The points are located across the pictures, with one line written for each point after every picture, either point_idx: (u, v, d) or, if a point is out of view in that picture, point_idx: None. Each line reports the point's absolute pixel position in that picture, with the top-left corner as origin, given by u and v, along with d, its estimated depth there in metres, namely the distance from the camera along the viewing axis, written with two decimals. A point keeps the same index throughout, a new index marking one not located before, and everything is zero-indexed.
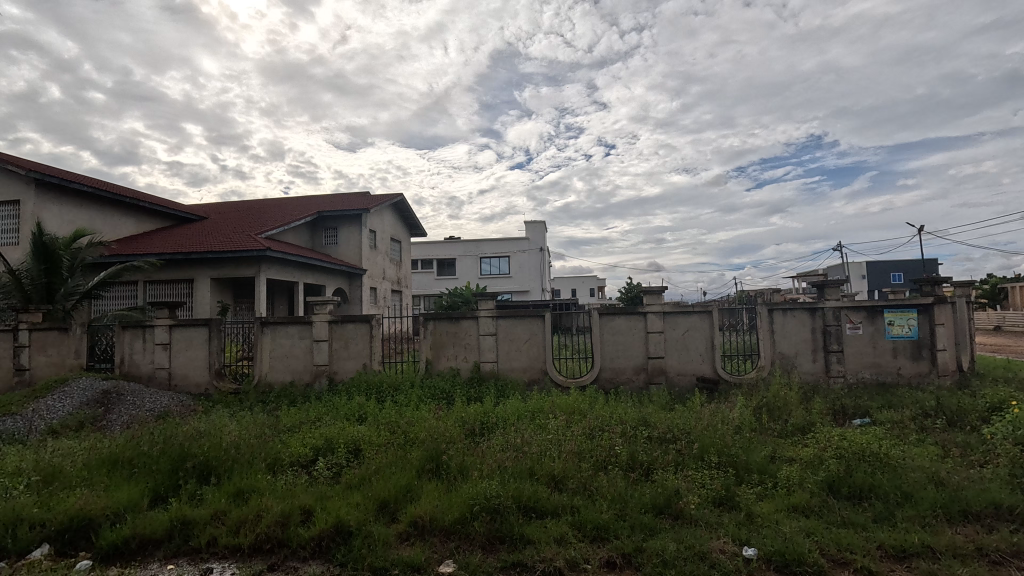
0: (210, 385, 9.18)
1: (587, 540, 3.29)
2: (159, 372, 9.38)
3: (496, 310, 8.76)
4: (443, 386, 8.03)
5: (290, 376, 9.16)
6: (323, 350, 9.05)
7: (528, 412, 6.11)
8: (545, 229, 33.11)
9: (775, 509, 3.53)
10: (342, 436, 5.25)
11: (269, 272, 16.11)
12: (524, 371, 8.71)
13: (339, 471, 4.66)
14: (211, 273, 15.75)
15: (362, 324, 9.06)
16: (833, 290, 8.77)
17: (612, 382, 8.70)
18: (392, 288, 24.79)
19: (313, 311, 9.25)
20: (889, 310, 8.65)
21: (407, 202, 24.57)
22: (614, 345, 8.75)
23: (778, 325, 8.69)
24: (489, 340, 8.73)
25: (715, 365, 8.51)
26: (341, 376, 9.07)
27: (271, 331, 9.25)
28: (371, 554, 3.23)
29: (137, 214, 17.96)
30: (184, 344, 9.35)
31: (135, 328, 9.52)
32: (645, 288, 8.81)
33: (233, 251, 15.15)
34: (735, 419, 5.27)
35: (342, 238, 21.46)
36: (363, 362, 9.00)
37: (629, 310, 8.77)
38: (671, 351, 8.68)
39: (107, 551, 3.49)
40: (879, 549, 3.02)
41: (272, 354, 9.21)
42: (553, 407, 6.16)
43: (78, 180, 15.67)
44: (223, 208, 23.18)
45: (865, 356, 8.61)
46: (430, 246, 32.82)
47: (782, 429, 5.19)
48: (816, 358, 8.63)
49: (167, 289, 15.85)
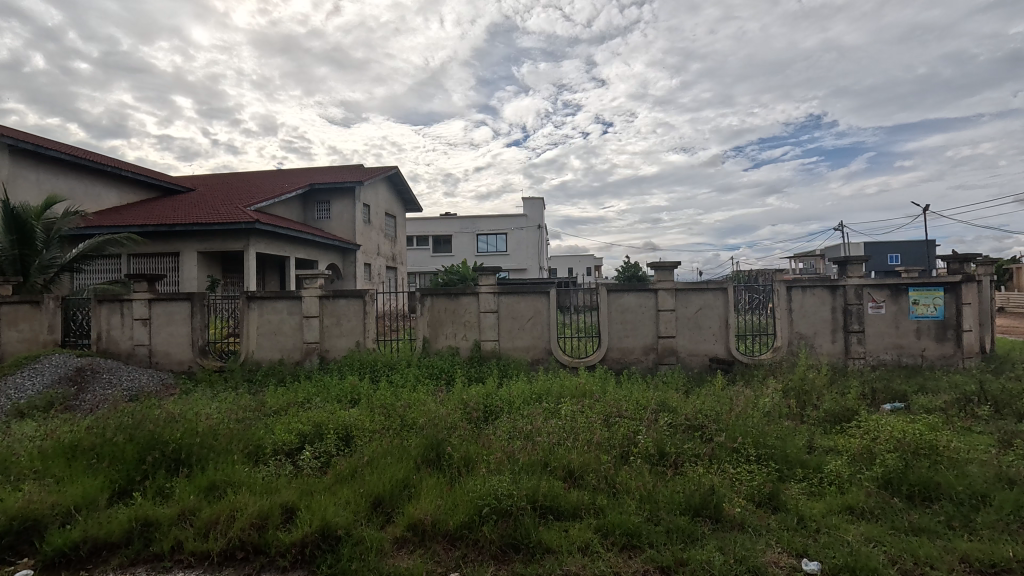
0: (194, 363, 8.66)
1: (617, 549, 2.82)
2: (139, 349, 8.82)
3: (498, 286, 8.22)
4: (442, 365, 7.55)
5: (278, 354, 8.63)
6: (314, 327, 8.52)
7: (536, 395, 5.62)
8: (543, 206, 32.39)
9: (827, 511, 3.08)
10: (332, 421, 4.78)
11: (258, 246, 15.44)
12: (527, 350, 8.20)
13: (327, 462, 4.18)
14: (198, 247, 15.08)
15: (355, 300, 8.51)
16: (857, 267, 8.26)
17: (620, 363, 8.22)
18: (387, 264, 24.16)
19: (303, 285, 8.68)
20: (915, 289, 8.16)
21: (402, 176, 23.74)
22: (622, 324, 8.25)
23: (797, 303, 8.21)
24: (490, 317, 8.20)
25: (728, 345, 8.04)
26: (333, 355, 8.55)
27: (257, 306, 8.68)
28: (363, 565, 2.75)
29: (119, 184, 17.15)
30: (165, 320, 8.79)
31: (111, 303, 8.92)
32: (657, 263, 8.24)
33: (221, 223, 14.47)
34: (763, 403, 4.83)
35: (336, 212, 20.73)
36: (356, 340, 8.47)
37: (639, 286, 8.24)
38: (683, 330, 8.20)
39: (51, 559, 2.98)
40: (962, 563, 2.57)
41: (259, 331, 8.67)
42: (563, 390, 5.68)
43: (54, 147, 14.84)
44: (211, 180, 22.31)
45: (887, 336, 8.16)
46: (425, 222, 32.12)
47: (816, 413, 4.74)
48: (836, 339, 8.17)
49: (152, 263, 15.19)
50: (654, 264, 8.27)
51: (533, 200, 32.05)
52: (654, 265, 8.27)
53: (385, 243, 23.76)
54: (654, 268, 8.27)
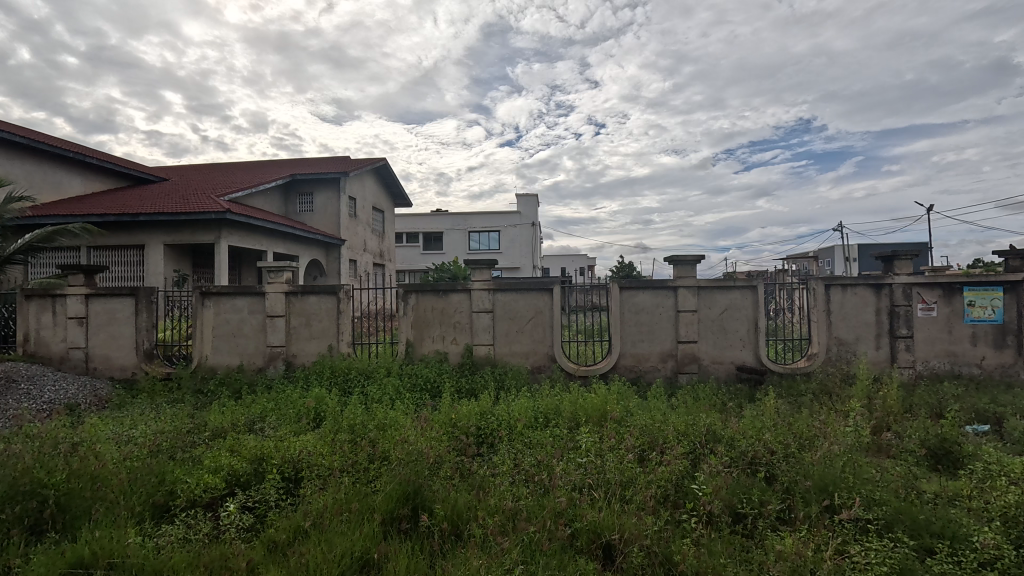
0: (138, 370, 7.40)
1: None
2: (74, 353, 7.56)
3: (494, 282, 7.08)
4: (427, 374, 6.39)
5: (237, 359, 7.42)
6: (279, 328, 7.33)
7: (542, 417, 4.51)
8: (537, 203, 31.30)
9: None
10: (278, 455, 3.67)
11: (231, 238, 14.18)
12: (526, 356, 7.04)
13: (262, 518, 3.05)
14: (163, 238, 13.78)
15: (328, 296, 7.33)
16: (905, 263, 7.22)
17: (634, 371, 7.10)
18: (374, 261, 22.88)
19: (267, 280, 7.48)
20: (970, 289, 7.11)
21: (390, 168, 22.53)
22: (636, 326, 7.14)
23: (836, 304, 7.15)
24: (484, 318, 7.06)
25: (759, 352, 6.95)
26: (301, 361, 7.36)
27: (213, 303, 7.47)
28: None
29: (81, 171, 15.81)
30: (105, 319, 7.54)
31: (42, 299, 7.66)
32: (676, 256, 7.14)
33: (189, 214, 13.17)
34: (837, 433, 3.78)
35: (319, 204, 19.46)
36: (328, 344, 7.29)
37: (656, 284, 7.13)
38: (706, 334, 7.09)
39: None
40: None
41: (216, 332, 7.45)
42: (577, 410, 4.57)
43: (6, 128, 13.45)
44: (186, 171, 20.90)
45: (939, 342, 7.11)
46: (415, 219, 30.90)
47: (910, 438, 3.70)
48: (881, 345, 7.12)
49: (113, 256, 13.88)
50: (672, 258, 7.20)
51: (526, 198, 31.00)
52: (672, 259, 7.19)
53: (371, 238, 22.46)
54: (673, 263, 7.19)
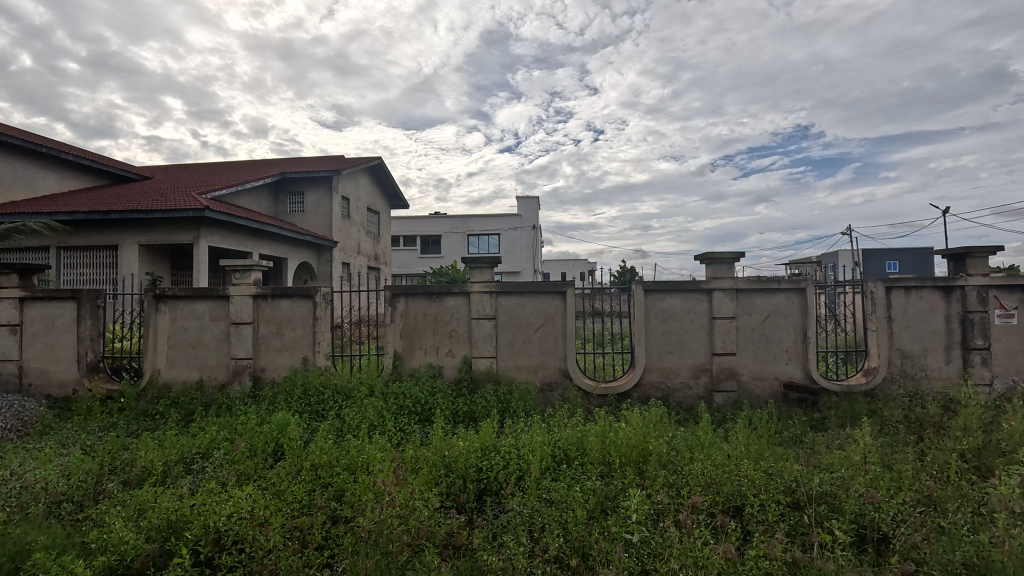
0: (79, 386, 6.31)
1: None
2: (5, 367, 6.47)
3: (497, 284, 6.00)
4: (418, 394, 5.32)
5: (195, 373, 6.33)
6: (245, 337, 6.23)
7: (562, 460, 3.44)
8: (537, 206, 30.29)
9: None
10: (196, 522, 2.62)
11: (212, 238, 13.10)
12: (534, 372, 5.96)
13: None
14: (138, 238, 12.69)
15: (303, 301, 6.25)
16: (979, 263, 6.13)
17: (661, 389, 6.01)
18: (368, 264, 21.79)
19: (232, 281, 6.38)
20: None
21: (384, 167, 21.49)
22: (663, 336, 6.05)
23: (898, 310, 6.07)
24: (485, 326, 5.98)
25: (809, 367, 5.87)
26: (270, 376, 6.27)
27: (169, 308, 6.37)
28: None
29: (55, 166, 14.72)
30: (42, 326, 6.44)
31: None
32: (711, 254, 6.04)
33: (166, 211, 12.10)
34: (975, 491, 2.75)
35: (310, 204, 18.40)
36: (303, 356, 6.21)
37: (688, 286, 6.05)
38: (746, 345, 6.01)
39: None
40: None
41: (171, 342, 6.35)
42: (608, 448, 3.49)
43: None
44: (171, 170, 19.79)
45: (1020, 355, 6.03)
46: (412, 222, 29.88)
47: None
48: (951, 358, 6.05)
49: (85, 257, 12.80)
50: (706, 257, 6.12)
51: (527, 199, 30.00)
52: (705, 257, 6.13)
53: (365, 241, 21.38)
54: (706, 261, 6.13)
